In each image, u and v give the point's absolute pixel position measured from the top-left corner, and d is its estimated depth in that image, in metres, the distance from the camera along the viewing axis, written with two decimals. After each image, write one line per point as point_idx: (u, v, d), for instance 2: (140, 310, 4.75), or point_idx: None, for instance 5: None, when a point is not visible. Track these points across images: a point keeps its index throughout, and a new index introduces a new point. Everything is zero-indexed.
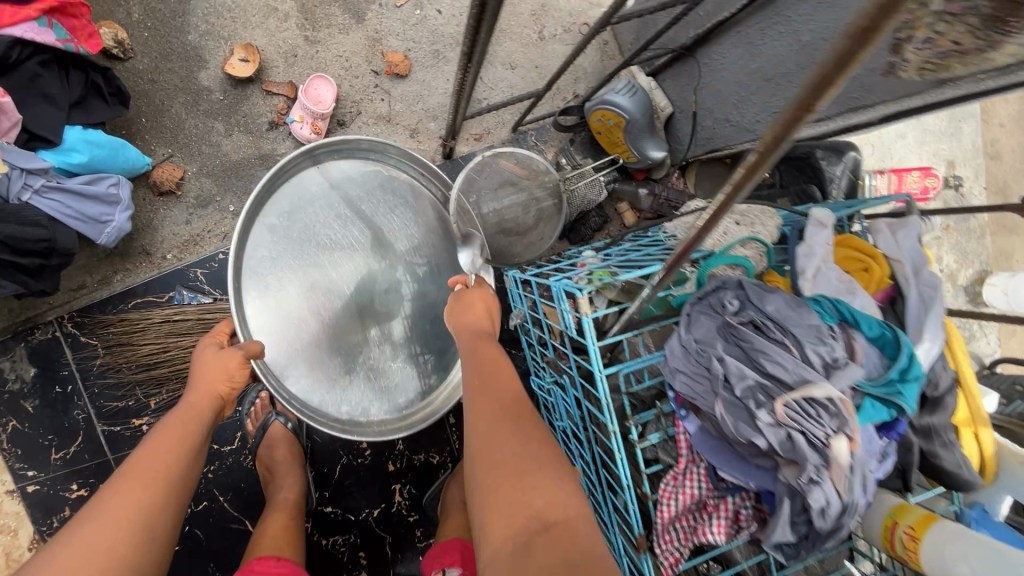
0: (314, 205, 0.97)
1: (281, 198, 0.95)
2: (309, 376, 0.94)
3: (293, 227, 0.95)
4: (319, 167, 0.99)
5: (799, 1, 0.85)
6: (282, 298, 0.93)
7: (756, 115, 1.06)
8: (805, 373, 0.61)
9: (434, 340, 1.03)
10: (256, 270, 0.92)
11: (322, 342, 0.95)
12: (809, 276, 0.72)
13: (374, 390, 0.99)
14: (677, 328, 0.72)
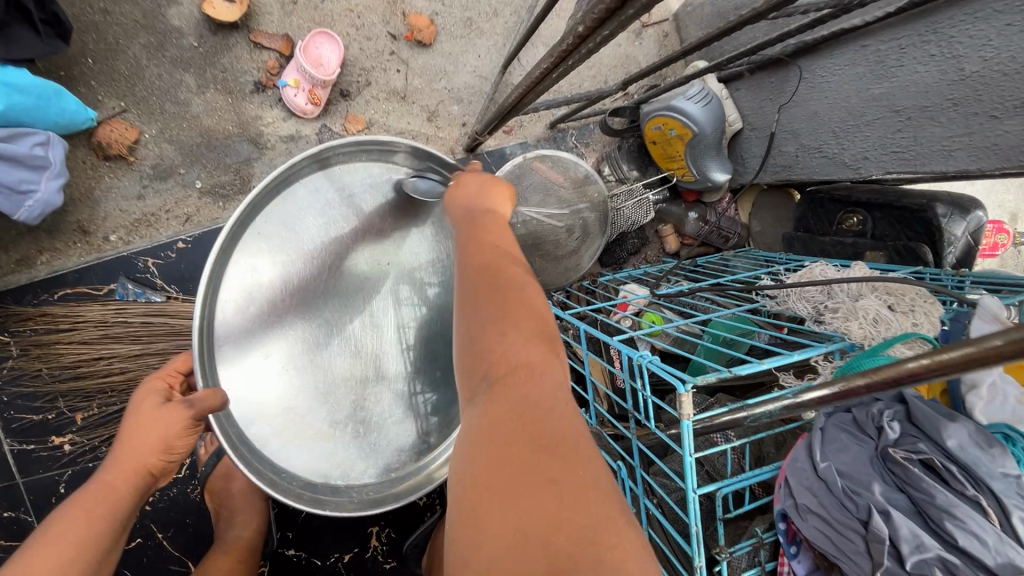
0: (330, 216, 0.66)
1: (283, 199, 0.64)
2: (294, 441, 0.65)
3: (296, 240, 0.64)
4: (340, 167, 0.68)
5: (975, 18, 0.66)
6: (272, 340, 0.63)
7: (863, 150, 0.87)
8: (1015, 552, 0.43)
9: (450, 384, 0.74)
10: (235, 300, 0.61)
11: (319, 401, 0.65)
12: (984, 392, 0.54)
13: (364, 452, 0.69)
14: (805, 446, 0.54)
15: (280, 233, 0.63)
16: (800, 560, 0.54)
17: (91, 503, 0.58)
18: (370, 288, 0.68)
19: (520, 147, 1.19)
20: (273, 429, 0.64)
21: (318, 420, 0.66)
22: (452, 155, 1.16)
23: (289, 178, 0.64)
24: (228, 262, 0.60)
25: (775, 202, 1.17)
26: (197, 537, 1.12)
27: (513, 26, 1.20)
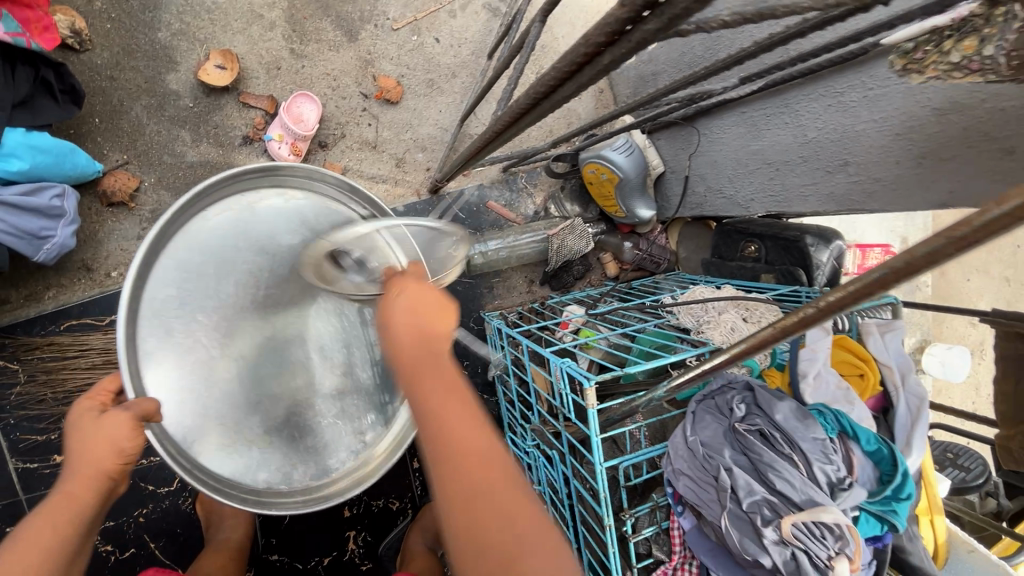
0: (254, 232, 0.58)
1: (206, 220, 0.58)
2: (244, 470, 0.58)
3: (218, 259, 0.57)
4: (266, 190, 0.61)
5: (808, 98, 0.87)
6: (203, 358, 0.55)
7: (750, 194, 1.08)
8: (811, 491, 0.62)
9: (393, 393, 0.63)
10: (161, 322, 0.54)
11: (274, 427, 0.58)
12: (810, 380, 0.72)
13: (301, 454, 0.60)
14: (682, 425, 0.71)
15: (201, 251, 0.56)
16: (683, 515, 0.71)
17: (54, 516, 0.56)
18: (307, 299, 0.58)
19: (477, 189, 1.37)
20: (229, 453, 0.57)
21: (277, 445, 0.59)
22: (417, 197, 1.34)
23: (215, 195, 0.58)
24: (147, 282, 0.55)
25: (695, 233, 1.38)
26: (186, 548, 1.23)
27: (470, 86, 1.39)
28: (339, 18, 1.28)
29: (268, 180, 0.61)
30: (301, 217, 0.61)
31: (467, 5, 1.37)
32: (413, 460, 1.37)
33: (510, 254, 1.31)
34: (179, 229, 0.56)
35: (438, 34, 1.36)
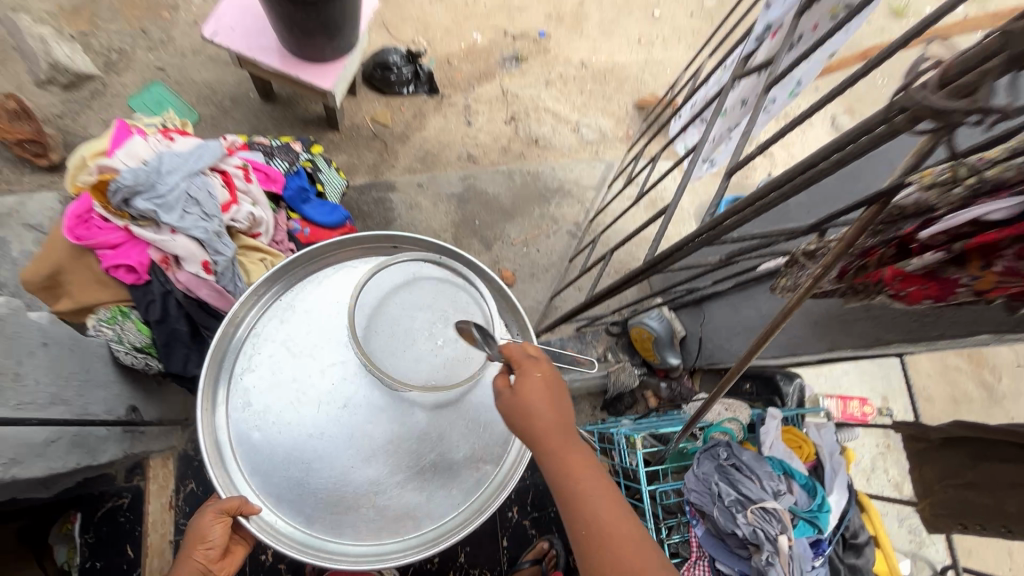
0: (299, 321, 0.86)
1: (256, 337, 0.86)
2: (329, 521, 0.79)
3: (275, 353, 0.84)
4: (294, 288, 0.89)
5: (757, 293, 1.54)
6: (281, 439, 0.80)
7: (737, 349, 1.68)
8: (762, 494, 1.13)
9: (411, 451, 0.81)
10: (240, 426, 0.82)
11: (335, 469, 0.79)
12: (767, 444, 1.25)
13: (368, 505, 0.80)
14: (691, 465, 1.22)
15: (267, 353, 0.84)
16: (698, 525, 1.18)
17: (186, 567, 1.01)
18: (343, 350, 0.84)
19: (559, 341, 2.06)
20: (299, 520, 0.79)
21: (353, 508, 0.79)
22: None
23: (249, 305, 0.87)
24: (226, 410, 0.82)
25: (713, 379, 1.96)
26: None
27: (556, 276, 2.18)
28: (482, 238, 2.17)
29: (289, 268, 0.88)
30: (314, 302, 0.88)
31: (556, 231, 2.25)
32: (502, 538, 1.81)
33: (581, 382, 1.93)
34: (241, 346, 0.85)
35: (539, 246, 2.21)
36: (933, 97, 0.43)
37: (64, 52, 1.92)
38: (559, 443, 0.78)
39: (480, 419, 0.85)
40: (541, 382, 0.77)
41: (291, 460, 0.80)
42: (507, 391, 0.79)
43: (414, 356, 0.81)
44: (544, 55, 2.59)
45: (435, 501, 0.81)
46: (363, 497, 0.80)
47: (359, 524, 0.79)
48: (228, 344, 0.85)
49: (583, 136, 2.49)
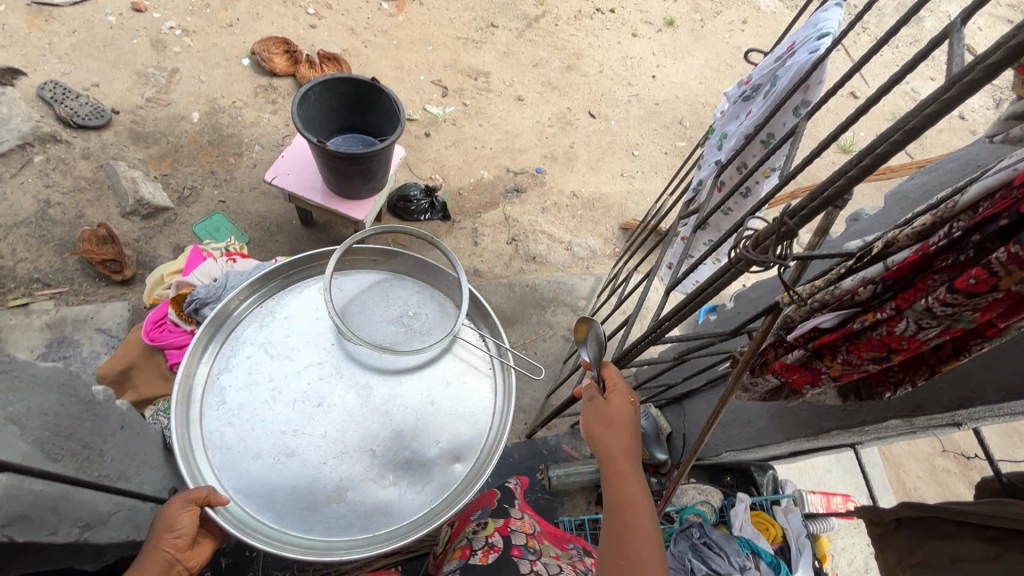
0: (276, 333, 1.29)
1: (235, 347, 1.26)
2: (300, 514, 1.14)
3: (253, 362, 1.25)
4: (270, 308, 1.32)
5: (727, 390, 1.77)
6: (260, 431, 1.18)
7: (715, 444, 1.82)
8: (730, 568, 1.28)
9: (362, 444, 1.20)
10: (217, 417, 1.19)
11: (309, 456, 1.17)
12: (737, 525, 1.41)
13: (329, 487, 1.16)
14: (669, 545, 1.35)
15: (241, 366, 1.24)
16: None
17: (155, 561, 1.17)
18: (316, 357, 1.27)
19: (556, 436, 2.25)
20: (266, 510, 1.14)
21: (321, 505, 1.15)
22: (519, 439, 2.22)
23: (222, 327, 1.27)
24: (207, 405, 1.20)
25: None
26: None
27: (552, 376, 2.42)
28: None
29: (256, 293, 1.32)
30: (289, 317, 1.31)
31: (552, 335, 2.53)
32: None
33: (576, 478, 2.04)
34: (220, 354, 1.25)
35: (536, 350, 2.48)
36: (749, 251, 0.71)
37: (148, 190, 2.36)
38: (625, 448, 1.10)
39: (423, 425, 1.24)
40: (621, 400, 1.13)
41: (274, 451, 1.17)
42: (595, 400, 1.15)
43: (384, 361, 1.28)
44: (541, 187, 3.06)
45: (404, 499, 1.19)
46: (334, 488, 1.16)
47: (328, 517, 1.14)
48: (211, 351, 1.25)
49: (575, 253, 2.86)
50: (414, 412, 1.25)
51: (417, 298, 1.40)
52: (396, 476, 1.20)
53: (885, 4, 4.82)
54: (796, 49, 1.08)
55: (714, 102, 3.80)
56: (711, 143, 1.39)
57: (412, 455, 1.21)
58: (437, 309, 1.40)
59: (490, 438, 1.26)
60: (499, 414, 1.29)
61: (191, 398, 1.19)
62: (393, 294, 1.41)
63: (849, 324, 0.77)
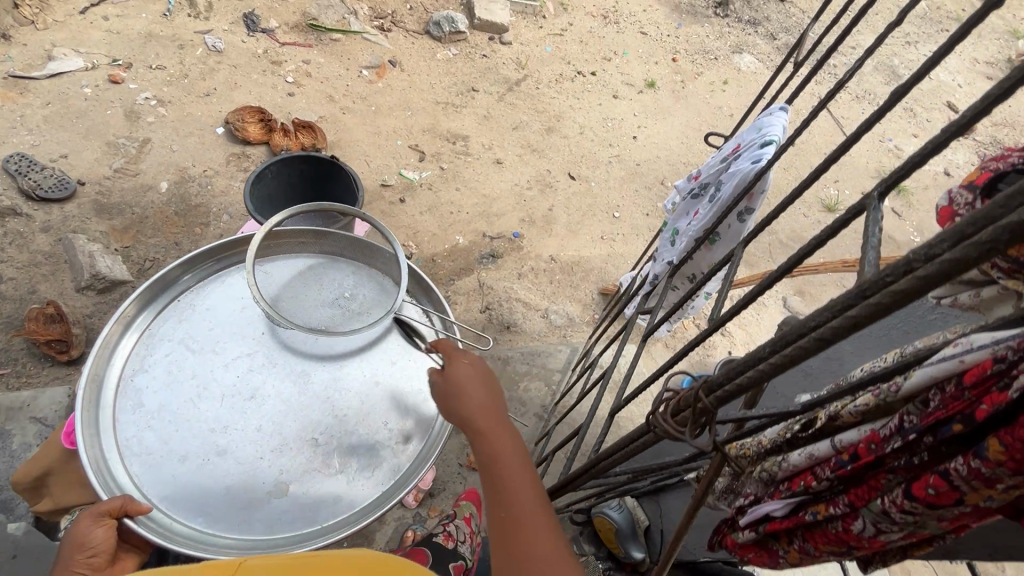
0: (196, 329, 1.25)
1: (145, 346, 1.22)
2: (238, 514, 1.10)
3: (166, 359, 1.21)
4: (184, 306, 1.27)
5: None
6: (179, 431, 1.14)
7: (692, 549, 1.65)
8: None
9: (300, 435, 1.16)
10: (128, 422, 1.14)
11: (241, 453, 1.13)
12: None
13: (269, 482, 1.13)
14: None
15: (159, 364, 1.20)
16: None
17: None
18: (245, 348, 1.23)
19: None
20: (197, 518, 1.09)
21: (262, 504, 1.11)
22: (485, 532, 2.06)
23: (131, 329, 1.23)
24: (118, 408, 1.15)
25: None
26: None
27: None
28: None
29: (166, 294, 1.27)
30: (209, 311, 1.27)
31: (524, 413, 2.38)
32: None
33: None
34: (132, 354, 1.21)
35: None
36: (665, 421, 0.63)
37: (105, 264, 2.28)
38: (484, 407, 0.99)
39: (364, 411, 1.21)
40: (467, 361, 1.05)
41: (200, 451, 1.13)
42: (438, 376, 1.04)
43: (325, 344, 1.26)
44: (518, 252, 2.99)
45: (355, 488, 1.16)
46: (273, 482, 1.13)
47: (267, 517, 1.11)
48: (117, 351, 1.19)
49: (552, 320, 2.77)
50: (362, 394, 1.22)
51: (352, 279, 1.40)
52: (345, 463, 1.17)
53: (864, 65, 4.93)
54: (742, 151, 1.02)
55: (696, 162, 3.80)
56: (665, 237, 1.31)
57: (357, 437, 1.18)
58: (375, 288, 1.40)
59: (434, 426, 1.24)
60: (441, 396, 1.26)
61: (101, 404, 1.15)
62: (329, 275, 1.41)
63: (799, 514, 0.66)
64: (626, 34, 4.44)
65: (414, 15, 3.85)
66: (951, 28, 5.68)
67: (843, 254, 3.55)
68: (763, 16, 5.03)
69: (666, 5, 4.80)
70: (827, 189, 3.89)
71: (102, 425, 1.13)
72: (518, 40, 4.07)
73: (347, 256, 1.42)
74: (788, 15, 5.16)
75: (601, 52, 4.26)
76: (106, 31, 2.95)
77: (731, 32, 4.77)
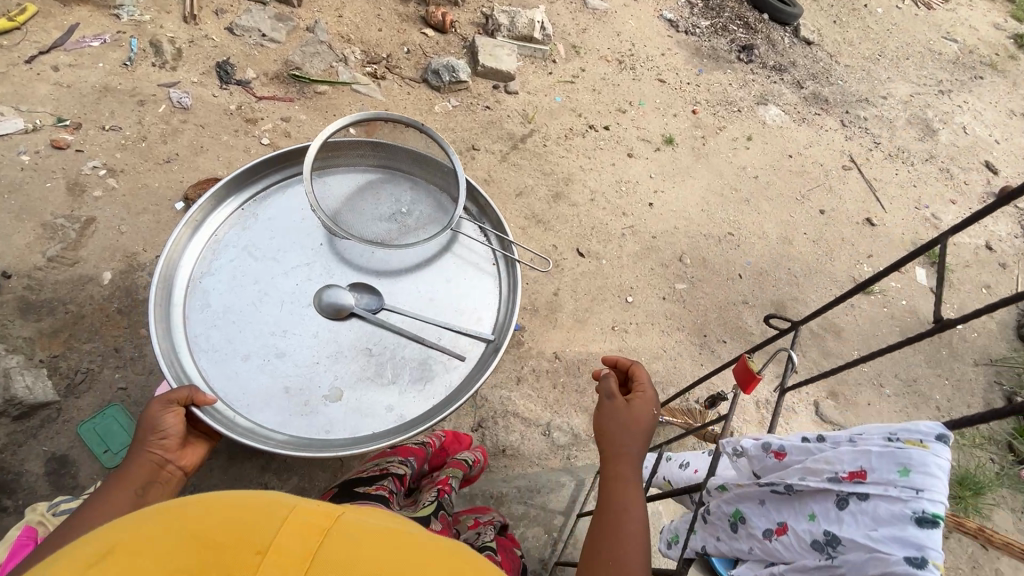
0: (257, 240, 1.65)
1: (217, 247, 1.62)
2: (295, 407, 1.48)
3: (232, 268, 1.60)
4: (240, 221, 1.67)
5: None
6: (245, 331, 1.53)
7: None
8: None
9: (357, 345, 1.56)
10: (196, 314, 1.53)
11: (301, 358, 1.52)
12: None
13: (326, 387, 1.51)
14: None
15: (224, 270, 1.60)
16: None
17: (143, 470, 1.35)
18: (300, 260, 1.64)
19: None
20: (257, 412, 1.45)
21: (314, 407, 1.49)
22: None
23: (199, 233, 1.61)
24: (190, 302, 1.54)
25: None
26: None
27: None
28: None
29: (234, 202, 1.67)
30: (270, 224, 1.68)
31: None
32: None
33: None
34: (201, 257, 1.60)
35: None
36: None
37: (24, 383, 1.91)
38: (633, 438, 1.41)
39: (414, 322, 1.62)
40: (643, 400, 1.45)
41: (264, 347, 1.52)
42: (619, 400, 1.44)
43: (386, 264, 1.69)
44: (517, 349, 2.62)
45: (404, 396, 1.53)
46: (329, 386, 1.51)
47: (321, 416, 1.48)
48: (185, 256, 1.58)
49: (554, 438, 2.40)
50: (410, 304, 1.65)
51: (408, 197, 1.79)
52: (396, 374, 1.55)
53: (896, 117, 4.58)
54: (869, 487, 0.86)
55: (718, 233, 3.43)
56: (725, 509, 1.13)
57: (406, 343, 1.59)
58: (426, 206, 1.79)
59: (470, 325, 1.66)
60: (499, 312, 1.69)
61: (174, 300, 1.52)
62: (387, 190, 1.79)
63: None
64: (643, 81, 4.07)
65: (411, 60, 3.49)
66: (985, 74, 5.31)
67: (879, 346, 3.19)
68: (789, 61, 4.67)
69: (686, 48, 4.43)
70: (861, 267, 3.52)
71: (175, 318, 1.51)
72: (525, 88, 3.70)
73: (403, 173, 1.80)
74: (816, 60, 4.80)
75: (615, 102, 3.88)
76: (54, 84, 2.58)
77: (755, 79, 4.41)
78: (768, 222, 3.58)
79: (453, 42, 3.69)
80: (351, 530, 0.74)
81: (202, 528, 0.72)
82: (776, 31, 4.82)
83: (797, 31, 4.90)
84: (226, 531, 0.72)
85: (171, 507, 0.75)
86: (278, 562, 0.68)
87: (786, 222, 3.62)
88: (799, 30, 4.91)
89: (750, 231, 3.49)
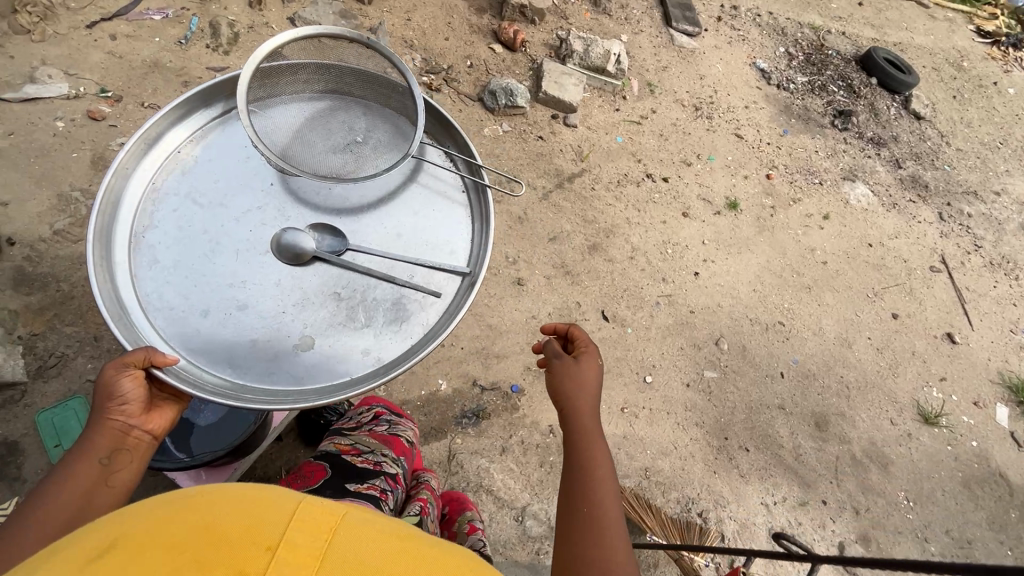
0: (200, 183, 1.26)
1: (155, 202, 1.23)
2: (261, 368, 1.13)
3: (176, 215, 1.22)
4: (175, 164, 1.26)
5: None
6: (189, 291, 1.16)
7: None
8: None
9: (315, 294, 1.20)
10: (139, 274, 1.16)
11: (258, 306, 1.16)
12: None
13: (290, 336, 1.16)
14: None
15: (169, 219, 1.22)
16: None
17: (105, 439, 1.11)
18: (260, 202, 1.27)
19: None
20: (219, 370, 1.11)
21: (285, 355, 1.15)
22: None
23: (133, 183, 1.21)
24: (123, 257, 1.16)
25: None
26: None
27: None
28: None
29: (167, 141, 1.26)
30: (215, 167, 1.28)
31: None
32: None
33: None
34: (138, 208, 1.21)
35: None
36: None
37: None
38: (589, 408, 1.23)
39: (386, 262, 1.26)
40: (589, 360, 1.27)
41: (222, 303, 1.16)
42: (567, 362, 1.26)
43: (360, 195, 1.34)
44: (510, 415, 2.38)
45: (383, 340, 1.19)
46: (300, 331, 1.17)
47: (289, 372, 1.13)
48: (119, 208, 1.18)
49: (526, 528, 2.16)
50: (381, 240, 1.29)
51: (363, 122, 1.37)
52: (369, 316, 1.21)
53: (1007, 220, 3.98)
54: None
55: (766, 320, 3.05)
56: None
57: (377, 283, 1.23)
58: (385, 131, 1.37)
59: (461, 257, 1.32)
60: (475, 244, 1.33)
61: (114, 260, 1.14)
62: (337, 114, 1.37)
63: None
64: (717, 134, 3.71)
65: (471, 75, 3.31)
66: None
67: (932, 490, 2.73)
68: (891, 134, 4.15)
69: (775, 103, 4.02)
70: (930, 391, 3.04)
71: (118, 279, 1.13)
72: (586, 122, 3.45)
73: (356, 96, 1.37)
74: (923, 138, 4.25)
75: (682, 152, 3.55)
76: (108, 52, 2.57)
77: (847, 150, 3.95)
78: (828, 317, 3.16)
79: (520, 62, 3.49)
80: (359, 536, 0.66)
81: (212, 518, 0.64)
82: (882, 99, 4.31)
83: (907, 102, 4.37)
84: (239, 521, 0.65)
85: (188, 495, 0.68)
86: (291, 562, 0.61)
87: (849, 320, 3.18)
88: (909, 101, 4.37)
89: (804, 323, 3.09)
